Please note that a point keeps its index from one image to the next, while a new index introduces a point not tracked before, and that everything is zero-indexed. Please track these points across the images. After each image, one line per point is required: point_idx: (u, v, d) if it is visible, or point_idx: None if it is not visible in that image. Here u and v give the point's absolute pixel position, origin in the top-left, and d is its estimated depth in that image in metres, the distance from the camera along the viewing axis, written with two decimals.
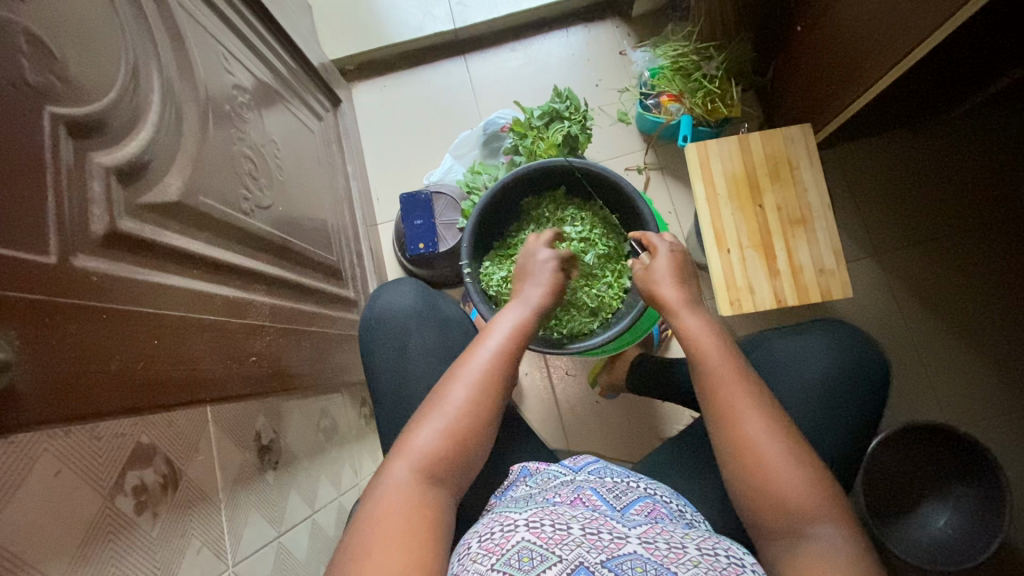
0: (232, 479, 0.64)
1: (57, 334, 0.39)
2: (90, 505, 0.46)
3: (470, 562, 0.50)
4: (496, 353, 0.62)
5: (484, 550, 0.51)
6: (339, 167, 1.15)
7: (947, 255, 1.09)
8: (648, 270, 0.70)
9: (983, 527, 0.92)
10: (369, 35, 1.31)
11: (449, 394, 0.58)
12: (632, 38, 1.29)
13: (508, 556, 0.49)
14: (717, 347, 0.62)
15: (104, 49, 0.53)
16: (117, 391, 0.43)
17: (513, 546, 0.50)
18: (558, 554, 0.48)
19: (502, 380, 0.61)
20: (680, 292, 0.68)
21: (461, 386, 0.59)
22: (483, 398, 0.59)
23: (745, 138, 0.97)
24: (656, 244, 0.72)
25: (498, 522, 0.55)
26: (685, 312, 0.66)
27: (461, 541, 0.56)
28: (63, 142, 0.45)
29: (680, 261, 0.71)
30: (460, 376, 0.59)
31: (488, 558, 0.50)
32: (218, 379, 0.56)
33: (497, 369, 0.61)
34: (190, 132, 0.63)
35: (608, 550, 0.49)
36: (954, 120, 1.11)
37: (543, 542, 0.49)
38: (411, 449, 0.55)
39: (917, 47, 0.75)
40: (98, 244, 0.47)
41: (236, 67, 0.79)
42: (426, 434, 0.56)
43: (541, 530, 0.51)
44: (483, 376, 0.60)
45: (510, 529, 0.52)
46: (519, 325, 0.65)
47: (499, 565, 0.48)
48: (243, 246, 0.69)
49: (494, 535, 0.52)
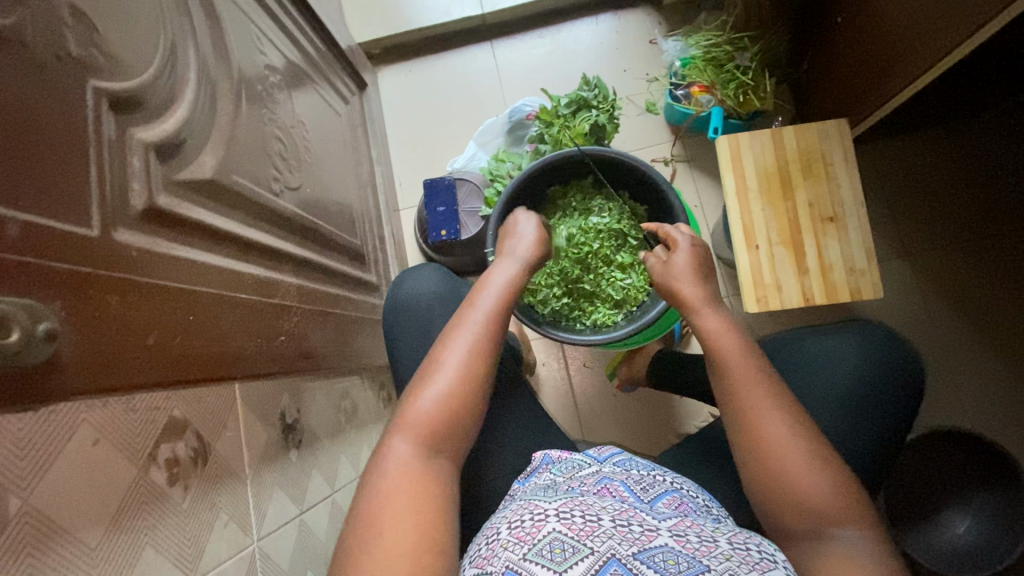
0: (258, 456, 0.65)
1: (99, 307, 0.40)
2: (126, 476, 0.47)
3: (501, 549, 0.50)
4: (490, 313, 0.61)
5: (515, 537, 0.51)
6: (364, 151, 1.15)
7: (983, 257, 1.06)
8: (669, 265, 0.69)
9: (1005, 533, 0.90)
10: (397, 19, 1.30)
11: (443, 360, 0.57)
12: (663, 27, 1.27)
13: (540, 546, 0.49)
14: (738, 345, 0.61)
15: (143, 25, 0.53)
16: (156, 366, 0.44)
17: (545, 535, 0.50)
18: (591, 546, 0.48)
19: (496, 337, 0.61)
20: (701, 289, 0.67)
21: (459, 350, 0.58)
22: (481, 360, 0.58)
23: (779, 131, 0.94)
24: (675, 238, 0.71)
25: (527, 508, 0.54)
26: (705, 311, 0.65)
27: (490, 524, 0.56)
28: (105, 117, 0.45)
29: (700, 255, 0.70)
30: (455, 334, 0.59)
31: (520, 546, 0.50)
32: (249, 357, 0.56)
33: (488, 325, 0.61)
34: (224, 110, 0.63)
35: (640, 542, 0.49)
36: (997, 118, 1.08)
37: (574, 534, 0.50)
38: (414, 419, 0.54)
39: (961, 44, 0.72)
40: (138, 219, 0.47)
41: (267, 47, 0.79)
42: (433, 393, 0.55)
43: (573, 521, 0.51)
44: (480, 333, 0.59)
45: (540, 518, 0.52)
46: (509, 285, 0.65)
47: (532, 556, 0.48)
48: (272, 226, 0.70)
49: (524, 523, 0.52)
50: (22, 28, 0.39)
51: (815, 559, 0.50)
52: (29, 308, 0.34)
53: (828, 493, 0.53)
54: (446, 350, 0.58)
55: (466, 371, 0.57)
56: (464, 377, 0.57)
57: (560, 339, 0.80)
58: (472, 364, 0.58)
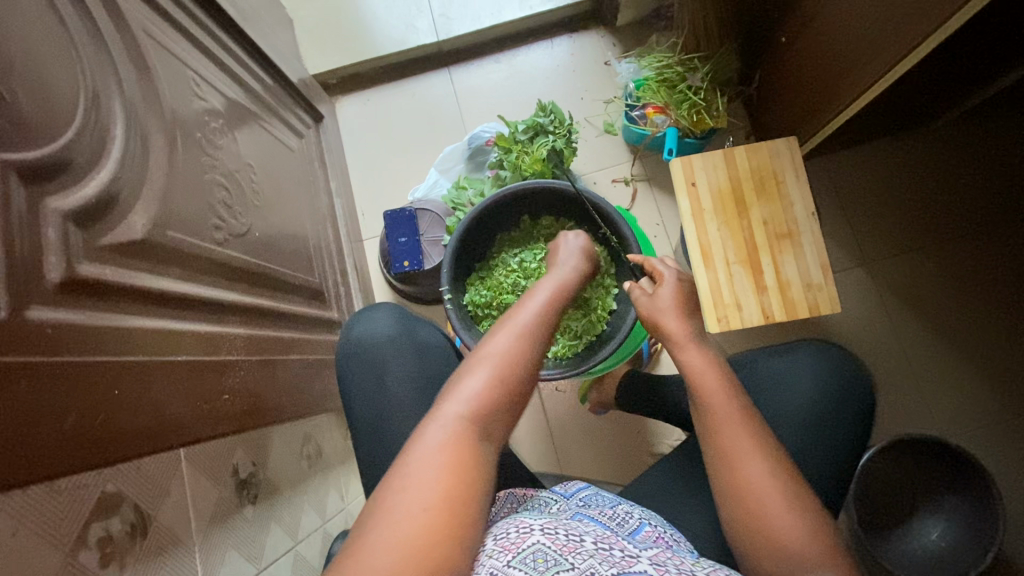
0: (207, 519, 0.63)
1: (7, 396, 0.38)
2: (50, 565, 0.45)
3: (485, 556, 0.49)
4: (540, 313, 0.60)
5: (500, 547, 0.50)
6: (322, 185, 1.13)
7: (936, 264, 1.08)
8: (653, 297, 0.68)
9: (968, 551, 0.91)
10: (351, 49, 1.29)
11: (492, 343, 0.56)
12: (617, 48, 1.28)
13: (523, 555, 0.48)
14: (717, 381, 0.60)
15: (60, 88, 0.51)
16: (75, 448, 0.42)
17: (529, 546, 0.49)
18: (572, 561, 0.47)
19: (544, 341, 0.59)
20: (683, 325, 0.65)
21: (509, 335, 0.57)
22: (508, 384, 0.54)
23: (730, 151, 0.95)
24: (661, 270, 0.70)
25: (512, 523, 0.54)
26: (689, 347, 0.63)
27: (478, 538, 0.54)
28: (14, 190, 0.43)
29: (685, 288, 0.69)
30: (506, 328, 0.58)
31: (504, 554, 0.49)
32: (189, 422, 0.54)
33: (543, 324, 0.59)
34: (157, 164, 0.61)
35: (620, 565, 0.48)
36: (943, 126, 1.11)
37: (557, 548, 0.49)
38: (427, 438, 0.50)
39: (901, 61, 0.75)
40: (54, 293, 0.45)
41: (207, 91, 0.77)
42: (473, 379, 0.53)
43: (556, 536, 0.51)
44: (510, 356, 0.55)
45: (525, 531, 0.52)
46: (554, 294, 0.63)
47: (516, 563, 0.48)
48: (214, 277, 0.68)
49: (509, 534, 0.51)
50: None
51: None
52: None
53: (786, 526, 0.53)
54: (474, 370, 0.54)
55: (512, 361, 0.55)
56: (490, 402, 0.53)
57: None
58: (500, 390, 0.54)
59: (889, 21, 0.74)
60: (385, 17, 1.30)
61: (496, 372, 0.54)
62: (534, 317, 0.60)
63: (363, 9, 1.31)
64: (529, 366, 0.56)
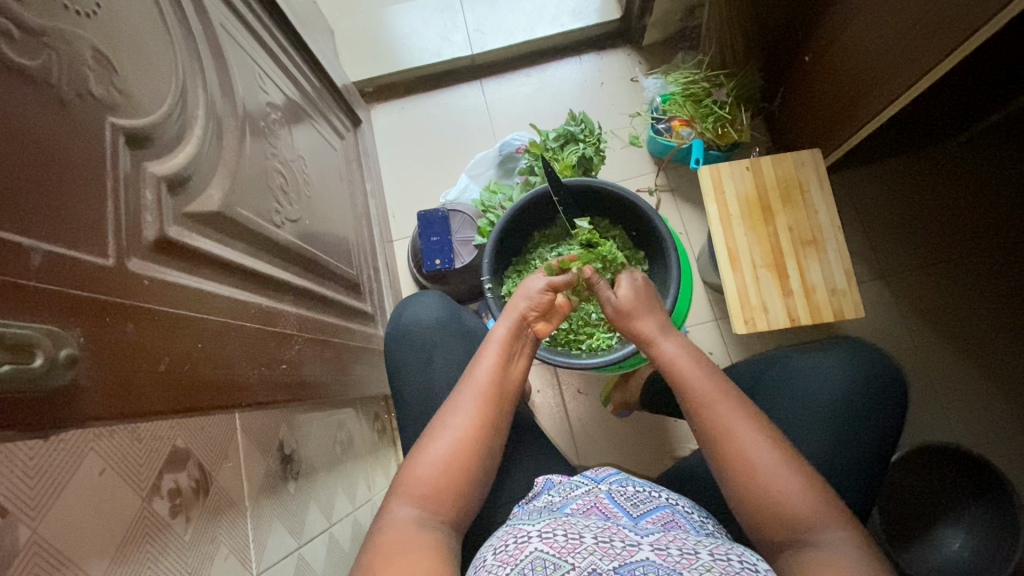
0: (257, 489, 0.65)
1: (115, 334, 0.41)
2: (130, 508, 0.48)
3: (486, 573, 0.49)
4: (491, 379, 0.64)
5: (500, 561, 0.50)
6: (359, 185, 1.18)
7: (954, 277, 1.11)
8: (620, 306, 0.71)
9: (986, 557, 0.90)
10: (388, 59, 1.35)
11: (447, 427, 0.60)
12: (643, 65, 1.34)
13: (522, 565, 0.48)
14: (686, 369, 0.62)
15: (158, 69, 0.55)
16: (166, 390, 0.45)
17: (527, 555, 0.49)
18: (572, 562, 0.47)
19: (501, 407, 0.63)
20: (648, 325, 0.69)
21: (465, 414, 0.60)
22: (487, 419, 0.61)
23: (757, 161, 1.00)
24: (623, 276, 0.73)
25: (511, 533, 0.53)
26: (655, 342, 0.67)
27: (478, 556, 0.54)
28: (121, 151, 0.47)
29: (644, 291, 0.72)
30: (457, 407, 0.61)
31: (503, 568, 0.48)
32: (254, 385, 0.57)
33: (493, 390, 0.63)
34: (229, 147, 0.65)
35: (620, 557, 0.47)
36: (956, 148, 1.15)
37: (556, 551, 0.48)
38: (418, 481, 0.57)
39: (923, 77, 0.77)
40: (149, 249, 0.48)
41: (269, 86, 0.83)
42: (426, 467, 0.57)
43: (555, 540, 0.50)
44: (482, 394, 0.62)
45: (523, 540, 0.51)
46: (499, 358, 0.66)
47: (513, 575, 0.47)
48: (272, 256, 0.71)
49: (508, 547, 0.51)
50: (46, 68, 0.41)
51: (793, 560, 0.49)
52: (52, 334, 0.35)
53: (821, 499, 0.53)
54: (455, 409, 0.61)
55: (469, 444, 0.59)
56: (473, 439, 0.59)
57: (553, 361, 0.82)
58: (479, 426, 0.60)
59: (916, 32, 0.76)
60: (422, 30, 1.37)
61: (474, 408, 0.61)
62: (488, 385, 0.63)
63: (401, 23, 1.37)
64: (490, 442, 0.60)
